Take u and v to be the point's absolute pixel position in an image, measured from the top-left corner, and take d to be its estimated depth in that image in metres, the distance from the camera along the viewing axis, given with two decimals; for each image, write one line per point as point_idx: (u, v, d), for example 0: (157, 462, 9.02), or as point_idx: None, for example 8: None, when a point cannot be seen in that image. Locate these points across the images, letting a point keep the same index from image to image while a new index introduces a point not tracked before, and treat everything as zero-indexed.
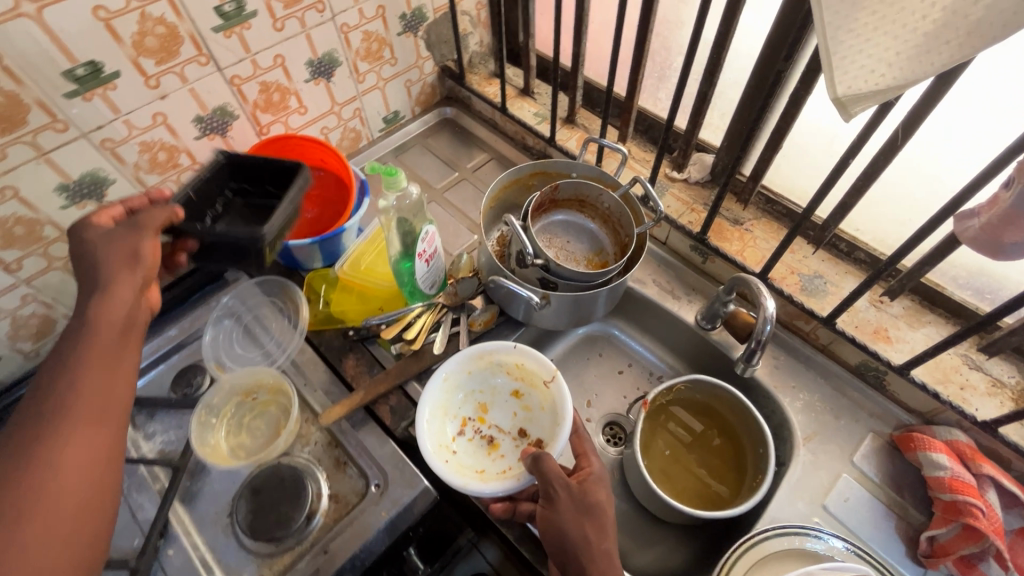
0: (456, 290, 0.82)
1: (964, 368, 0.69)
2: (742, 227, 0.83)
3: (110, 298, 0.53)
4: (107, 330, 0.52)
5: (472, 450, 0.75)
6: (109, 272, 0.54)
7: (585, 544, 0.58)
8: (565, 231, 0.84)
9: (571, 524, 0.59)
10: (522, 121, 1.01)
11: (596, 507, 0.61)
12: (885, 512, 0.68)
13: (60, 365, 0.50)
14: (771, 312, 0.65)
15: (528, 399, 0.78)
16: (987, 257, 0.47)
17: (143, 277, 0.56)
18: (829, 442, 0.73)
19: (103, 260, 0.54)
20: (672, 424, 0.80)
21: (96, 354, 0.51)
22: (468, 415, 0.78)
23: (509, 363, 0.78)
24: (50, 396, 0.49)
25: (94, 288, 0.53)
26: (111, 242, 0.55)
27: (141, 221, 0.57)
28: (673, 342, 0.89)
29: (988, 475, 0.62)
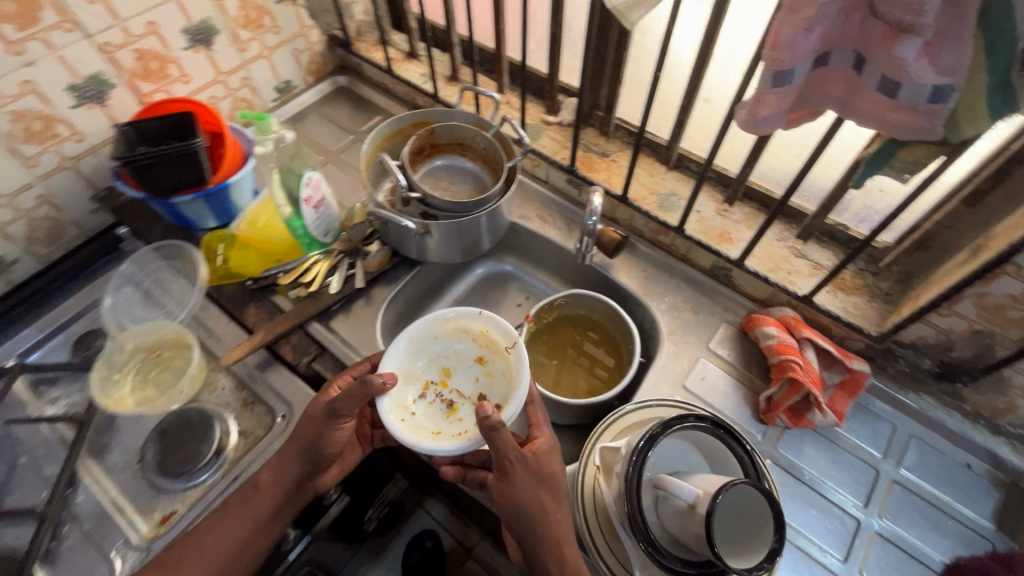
0: (350, 236, 0.87)
1: (791, 257, 0.80)
2: (609, 158, 0.92)
3: (284, 470, 0.67)
4: (269, 491, 0.66)
5: (431, 413, 0.73)
6: (296, 450, 0.68)
7: (542, 513, 0.61)
8: (448, 175, 0.91)
9: (528, 493, 0.61)
10: (410, 81, 1.06)
11: (551, 476, 0.63)
12: (735, 384, 0.79)
13: (235, 499, 0.66)
14: (597, 207, 0.76)
15: (491, 365, 0.75)
16: (749, 133, 0.56)
17: (313, 466, 0.68)
18: (689, 333, 0.83)
19: (301, 440, 0.68)
20: (597, 369, 0.87)
21: (258, 510, 0.65)
22: (431, 378, 0.76)
23: (475, 330, 0.77)
24: (219, 520, 0.65)
25: (280, 453, 0.68)
26: (311, 422, 0.68)
27: (340, 408, 0.66)
28: (562, 271, 0.97)
29: (806, 336, 0.74)
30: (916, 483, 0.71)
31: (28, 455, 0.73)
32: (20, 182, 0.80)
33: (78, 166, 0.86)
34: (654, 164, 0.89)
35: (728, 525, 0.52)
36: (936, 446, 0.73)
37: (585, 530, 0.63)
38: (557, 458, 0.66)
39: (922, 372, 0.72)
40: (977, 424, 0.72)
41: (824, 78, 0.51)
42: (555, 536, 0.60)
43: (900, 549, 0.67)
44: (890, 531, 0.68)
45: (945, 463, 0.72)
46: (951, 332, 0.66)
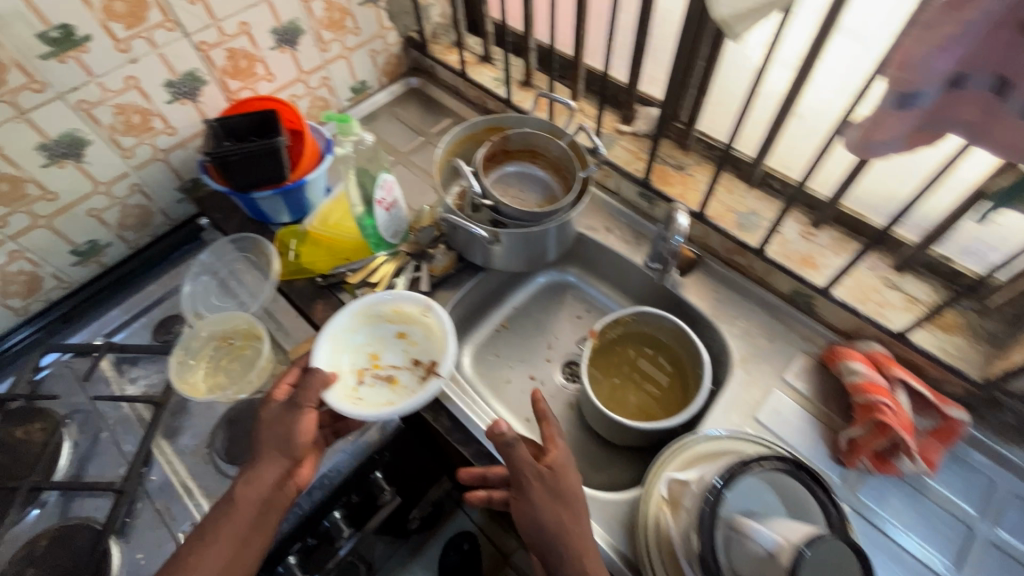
0: (417, 239, 0.88)
1: (883, 288, 0.74)
2: (684, 172, 0.88)
3: (256, 475, 0.64)
4: (246, 499, 0.63)
5: (377, 393, 0.76)
6: (265, 454, 0.65)
7: (558, 527, 0.62)
8: (518, 182, 0.90)
9: (547, 509, 0.62)
10: (482, 85, 1.06)
11: (568, 492, 0.64)
12: (812, 420, 0.74)
13: (215, 517, 0.63)
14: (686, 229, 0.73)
15: (412, 334, 0.82)
16: (861, 159, 0.52)
17: (291, 461, 0.65)
18: (763, 362, 0.78)
19: (269, 440, 0.66)
20: (647, 384, 0.84)
21: (240, 521, 0.62)
22: (362, 365, 0.79)
23: (387, 311, 0.81)
24: (204, 537, 0.62)
25: (252, 462, 0.65)
26: (275, 423, 0.66)
27: (298, 399, 0.67)
28: (627, 286, 0.94)
29: (898, 376, 0.69)
30: (1018, 548, 0.64)
31: (109, 431, 0.78)
32: (118, 172, 0.85)
33: (168, 158, 0.90)
34: (733, 180, 0.85)
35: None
36: None
37: (645, 564, 0.61)
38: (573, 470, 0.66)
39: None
40: None
41: (956, 103, 0.47)
42: (575, 552, 0.61)
43: None
44: None
45: None
46: None
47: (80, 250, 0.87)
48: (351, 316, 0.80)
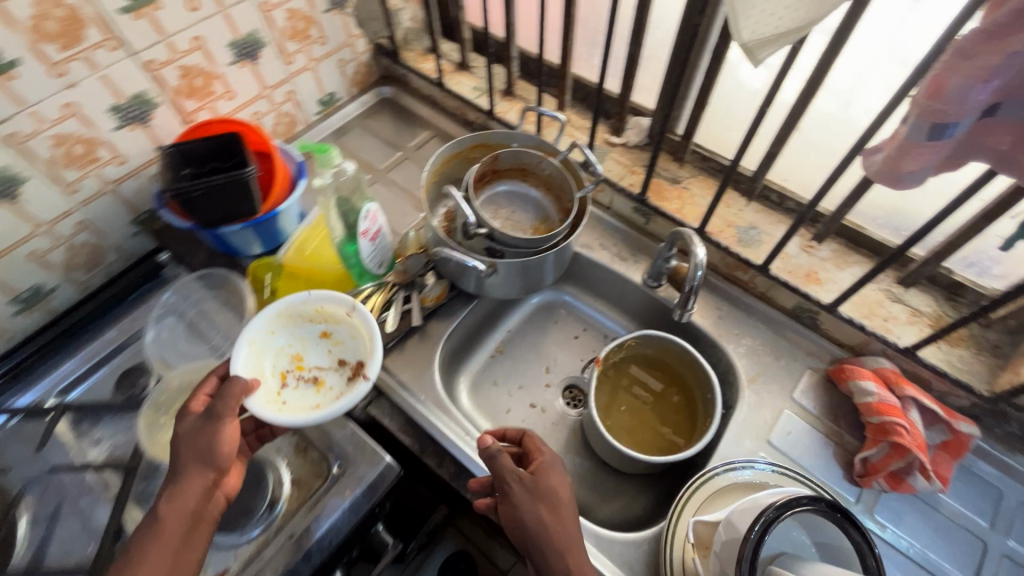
0: (404, 268, 0.82)
1: (887, 301, 0.74)
2: (680, 185, 0.85)
3: (177, 494, 0.54)
4: (171, 522, 0.53)
5: (302, 397, 0.70)
6: (184, 468, 0.55)
7: (541, 528, 0.59)
8: (509, 202, 0.85)
9: (527, 510, 0.59)
10: (461, 95, 1.00)
11: (552, 492, 0.61)
12: (823, 440, 0.73)
13: (130, 550, 0.52)
14: (704, 259, 0.69)
15: (337, 332, 0.75)
16: (889, 188, 0.50)
17: (217, 473, 0.56)
18: (771, 381, 0.77)
19: (187, 452, 0.56)
20: (635, 388, 0.83)
21: (165, 546, 0.53)
22: (285, 368, 0.72)
23: (308, 309, 0.74)
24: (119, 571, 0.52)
25: (169, 480, 0.56)
26: (193, 434, 0.57)
27: (217, 409, 0.58)
28: (624, 303, 0.91)
29: (910, 395, 0.68)
30: None
31: (71, 503, 0.69)
32: (61, 210, 0.75)
33: (119, 189, 0.80)
34: (731, 193, 0.83)
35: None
36: None
37: None
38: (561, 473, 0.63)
39: None
40: None
41: (989, 132, 0.45)
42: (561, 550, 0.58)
43: None
44: None
45: None
46: None
47: (22, 298, 0.78)
48: (270, 317, 0.72)
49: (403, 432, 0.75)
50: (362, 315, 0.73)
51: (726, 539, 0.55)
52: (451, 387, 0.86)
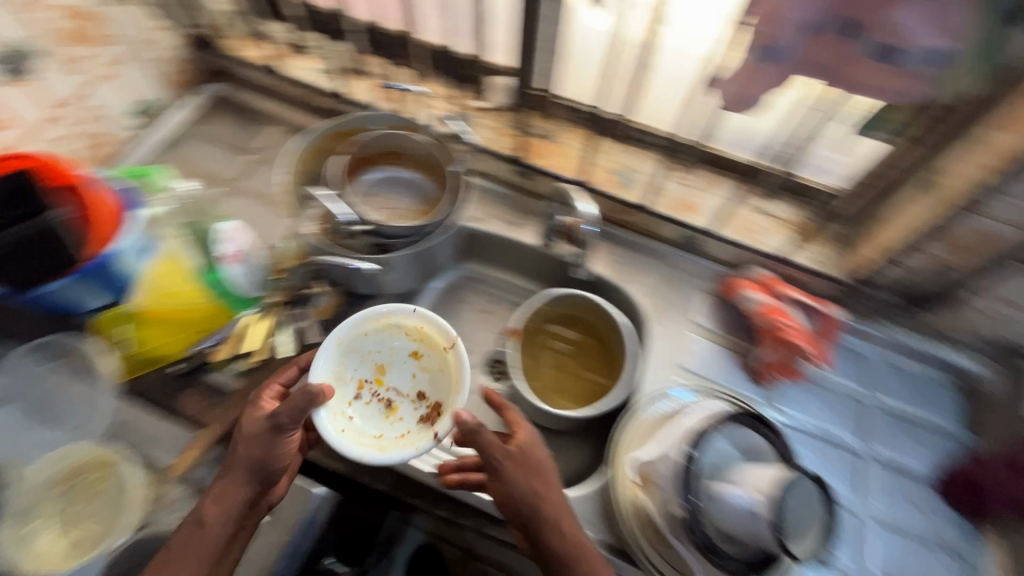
0: (287, 282, 0.74)
1: (753, 215, 0.81)
2: (553, 140, 0.86)
3: (227, 501, 0.55)
4: (215, 526, 0.54)
5: (369, 417, 0.68)
6: (235, 473, 0.56)
7: (537, 499, 0.58)
8: (384, 189, 0.79)
9: (519, 484, 0.59)
10: (304, 81, 0.90)
11: (541, 463, 0.61)
12: (726, 352, 0.80)
13: (172, 546, 0.54)
14: (590, 215, 0.71)
15: (427, 359, 0.72)
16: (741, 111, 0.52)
17: (261, 486, 0.57)
18: (672, 311, 0.82)
19: (242, 460, 0.56)
20: (555, 342, 0.84)
21: (202, 554, 0.53)
22: (365, 377, 0.71)
23: (408, 324, 0.72)
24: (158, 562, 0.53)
25: (220, 478, 0.56)
26: (252, 441, 0.57)
27: (283, 420, 0.57)
28: (526, 269, 0.91)
29: (786, 294, 0.76)
30: (898, 408, 0.76)
31: None
32: None
33: None
34: (601, 139, 0.85)
35: (801, 521, 0.51)
36: (904, 367, 0.78)
37: (634, 547, 0.61)
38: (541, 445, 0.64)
39: (887, 305, 0.77)
40: (935, 340, 0.77)
41: (817, 48, 0.47)
42: (557, 520, 0.58)
43: (899, 472, 0.73)
44: (885, 457, 0.73)
45: (917, 382, 0.78)
46: (915, 269, 0.70)
47: None
48: (365, 321, 0.70)
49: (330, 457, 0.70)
50: (459, 355, 0.69)
51: (666, 471, 0.59)
52: None
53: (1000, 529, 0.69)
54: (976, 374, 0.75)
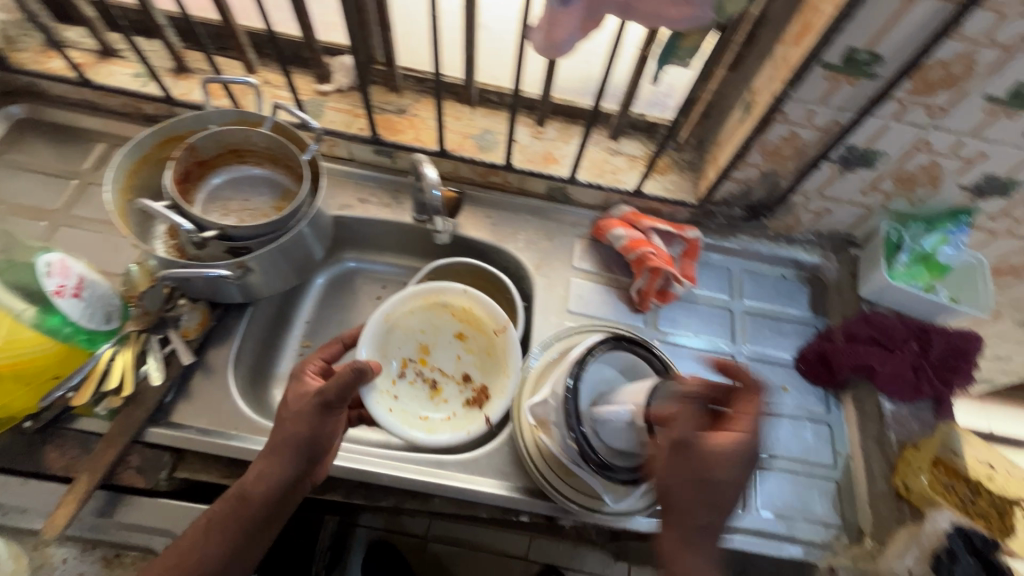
0: (143, 308, 0.68)
1: (609, 157, 0.85)
2: (408, 114, 0.85)
3: (274, 476, 0.58)
4: (258, 499, 0.58)
5: (414, 394, 0.76)
6: (283, 450, 0.58)
7: (682, 496, 0.50)
8: (235, 191, 0.75)
9: (674, 471, 0.50)
10: (121, 87, 0.81)
11: (714, 478, 0.49)
12: (608, 289, 0.84)
13: (218, 513, 0.58)
14: (434, 178, 0.73)
15: (473, 342, 0.78)
16: (553, 58, 0.54)
17: (308, 463, 0.59)
18: (554, 261, 0.85)
19: (289, 439, 0.58)
20: None
21: (248, 522, 0.57)
22: (410, 356, 0.78)
23: (456, 306, 0.77)
24: (207, 521, 0.58)
25: (268, 453, 0.59)
26: (300, 419, 0.59)
27: (331, 401, 0.58)
28: (409, 248, 0.90)
29: (648, 225, 0.82)
30: (758, 307, 0.86)
31: None
32: None
33: None
34: (454, 106, 0.85)
35: (669, 422, 0.57)
36: (760, 271, 0.88)
37: (545, 484, 0.65)
38: (749, 456, 0.50)
39: (734, 218, 0.86)
40: (780, 242, 0.88)
41: None
42: (687, 540, 0.50)
43: (768, 363, 0.82)
44: (754, 352, 0.82)
45: (770, 282, 0.88)
46: (748, 181, 0.78)
47: None
48: (415, 302, 0.77)
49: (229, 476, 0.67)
50: (509, 338, 0.74)
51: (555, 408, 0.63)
52: (265, 404, 0.78)
53: (850, 391, 0.79)
54: (814, 264, 0.88)
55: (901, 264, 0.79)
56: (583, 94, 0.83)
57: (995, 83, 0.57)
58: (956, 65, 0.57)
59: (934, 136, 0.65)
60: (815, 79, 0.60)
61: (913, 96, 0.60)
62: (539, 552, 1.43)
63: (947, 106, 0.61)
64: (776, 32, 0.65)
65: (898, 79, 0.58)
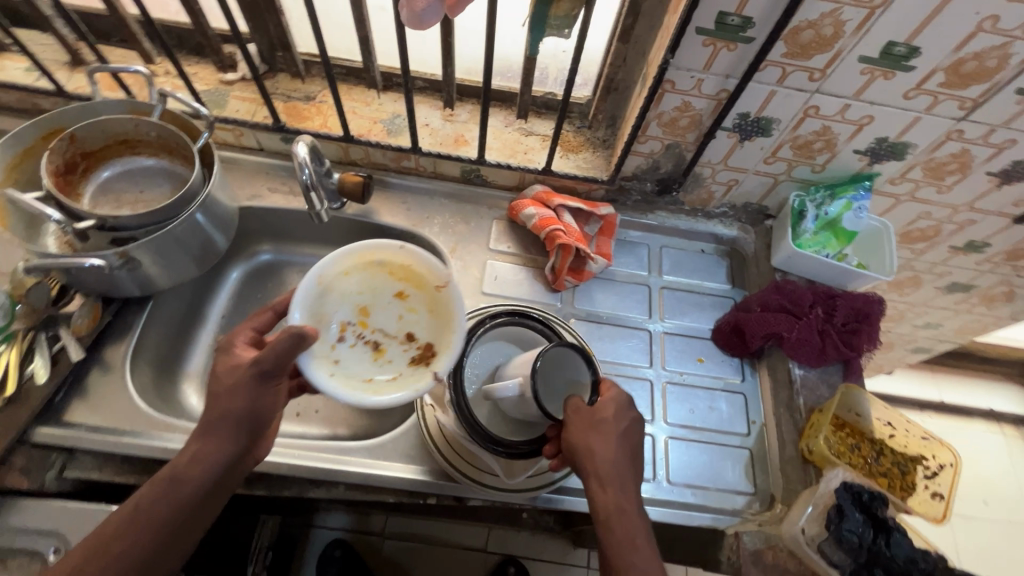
0: (30, 305, 0.65)
1: (522, 137, 0.84)
2: (316, 100, 0.83)
3: (211, 456, 0.54)
4: (192, 481, 0.54)
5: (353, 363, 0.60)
6: (219, 426, 0.54)
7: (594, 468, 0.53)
8: (131, 183, 0.73)
9: (579, 448, 0.54)
10: (12, 81, 0.78)
11: (606, 424, 0.55)
12: (525, 269, 0.84)
13: (142, 503, 0.53)
14: (306, 157, 0.67)
15: (416, 299, 0.63)
16: (416, 30, 0.53)
17: (248, 438, 0.56)
18: (470, 244, 0.85)
19: (223, 414, 0.55)
20: None
21: (179, 507, 0.53)
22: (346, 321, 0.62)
23: (395, 263, 0.63)
24: (127, 511, 0.52)
25: (198, 432, 0.55)
26: (236, 391, 0.55)
27: (272, 369, 0.55)
28: (327, 237, 0.89)
29: (559, 203, 0.81)
30: (676, 281, 0.86)
31: None
32: None
33: None
34: (363, 91, 0.84)
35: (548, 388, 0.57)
36: (680, 246, 0.89)
37: (446, 464, 0.65)
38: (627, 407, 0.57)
39: (648, 194, 0.85)
40: (697, 217, 0.89)
41: None
42: (605, 495, 0.53)
43: (685, 336, 0.82)
44: (674, 326, 0.82)
45: (689, 256, 0.88)
46: (653, 154, 0.78)
47: None
48: (346, 259, 0.62)
49: (121, 474, 0.65)
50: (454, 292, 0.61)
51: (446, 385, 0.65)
52: (173, 399, 0.76)
53: (766, 360, 0.79)
54: (731, 237, 0.89)
55: (809, 232, 0.80)
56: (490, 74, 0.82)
57: (865, 42, 0.58)
58: (824, 26, 0.57)
59: (820, 100, 0.66)
60: (694, 45, 0.61)
61: (790, 59, 0.61)
62: (498, 543, 1.41)
63: (826, 68, 0.62)
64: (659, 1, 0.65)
65: (771, 41, 0.59)
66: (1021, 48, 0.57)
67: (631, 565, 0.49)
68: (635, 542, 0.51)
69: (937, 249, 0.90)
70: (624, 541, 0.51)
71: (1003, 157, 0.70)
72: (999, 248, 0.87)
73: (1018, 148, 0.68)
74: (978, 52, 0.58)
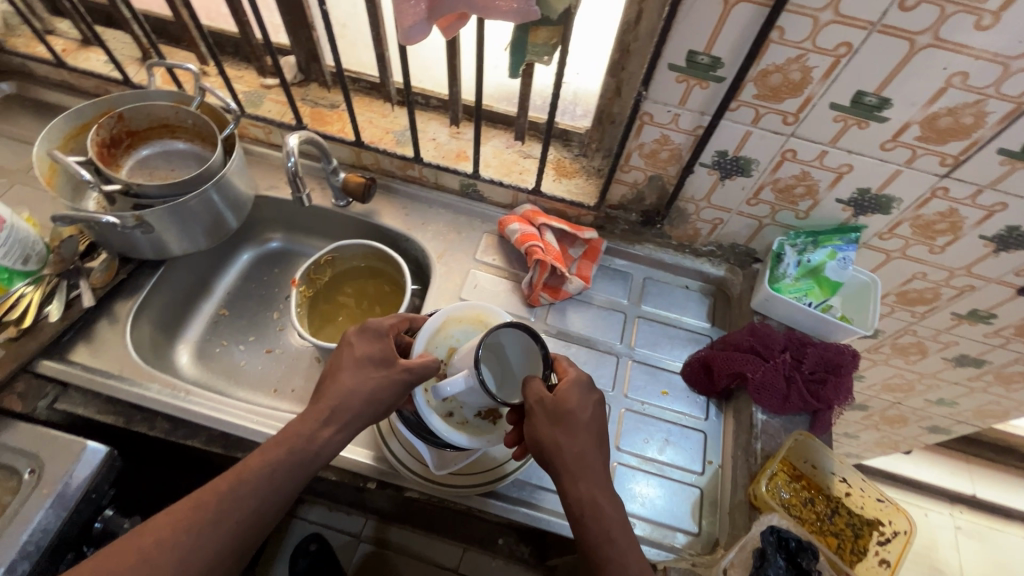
0: (60, 255, 0.75)
1: (520, 159, 0.89)
2: (339, 109, 0.92)
3: (341, 434, 0.56)
4: (315, 454, 0.55)
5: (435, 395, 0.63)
6: (349, 409, 0.56)
7: (558, 452, 0.54)
8: (164, 162, 0.83)
9: (544, 435, 0.55)
10: (93, 70, 0.92)
11: (571, 413, 0.55)
12: (505, 283, 0.87)
13: (266, 466, 0.52)
14: (295, 147, 0.74)
15: None
16: (403, 43, 0.58)
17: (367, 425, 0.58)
18: (457, 253, 0.89)
19: (361, 400, 0.57)
20: (356, 300, 0.90)
21: (299, 474, 0.54)
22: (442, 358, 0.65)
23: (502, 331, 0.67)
24: (249, 470, 0.52)
25: (330, 409, 0.56)
26: (373, 382, 0.57)
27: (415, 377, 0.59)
28: (333, 233, 0.96)
29: (543, 222, 0.85)
30: (654, 312, 0.86)
31: None
32: None
33: None
34: (379, 104, 0.92)
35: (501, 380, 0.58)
36: (663, 280, 0.89)
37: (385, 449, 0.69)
38: (588, 395, 0.58)
39: (634, 224, 0.87)
40: (684, 253, 0.89)
41: None
42: (573, 480, 0.54)
43: (654, 367, 0.81)
44: (644, 356, 0.82)
45: (671, 290, 0.89)
46: (637, 184, 0.81)
47: None
48: (470, 309, 0.66)
49: (102, 413, 0.71)
50: None
51: None
52: (165, 358, 0.83)
53: (732, 404, 0.77)
54: (718, 276, 0.88)
55: (788, 277, 0.78)
56: (496, 98, 0.88)
57: (835, 90, 0.59)
58: (792, 70, 0.59)
59: (796, 144, 0.66)
60: (667, 80, 0.64)
61: (763, 100, 0.63)
62: (470, 567, 1.35)
63: (798, 112, 0.63)
64: (645, 40, 0.69)
65: (739, 81, 0.61)
66: (996, 107, 0.56)
67: (607, 558, 0.51)
68: (611, 535, 0.52)
69: (939, 315, 0.86)
70: (600, 535, 0.52)
71: (996, 221, 0.68)
72: (1008, 320, 0.82)
73: (1010, 212, 0.66)
74: (951, 108, 0.58)
